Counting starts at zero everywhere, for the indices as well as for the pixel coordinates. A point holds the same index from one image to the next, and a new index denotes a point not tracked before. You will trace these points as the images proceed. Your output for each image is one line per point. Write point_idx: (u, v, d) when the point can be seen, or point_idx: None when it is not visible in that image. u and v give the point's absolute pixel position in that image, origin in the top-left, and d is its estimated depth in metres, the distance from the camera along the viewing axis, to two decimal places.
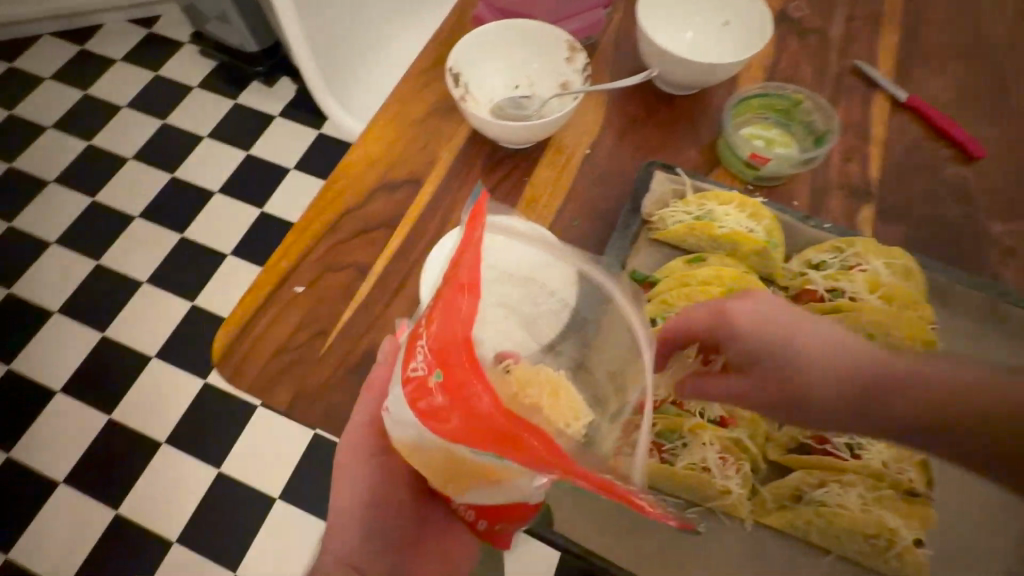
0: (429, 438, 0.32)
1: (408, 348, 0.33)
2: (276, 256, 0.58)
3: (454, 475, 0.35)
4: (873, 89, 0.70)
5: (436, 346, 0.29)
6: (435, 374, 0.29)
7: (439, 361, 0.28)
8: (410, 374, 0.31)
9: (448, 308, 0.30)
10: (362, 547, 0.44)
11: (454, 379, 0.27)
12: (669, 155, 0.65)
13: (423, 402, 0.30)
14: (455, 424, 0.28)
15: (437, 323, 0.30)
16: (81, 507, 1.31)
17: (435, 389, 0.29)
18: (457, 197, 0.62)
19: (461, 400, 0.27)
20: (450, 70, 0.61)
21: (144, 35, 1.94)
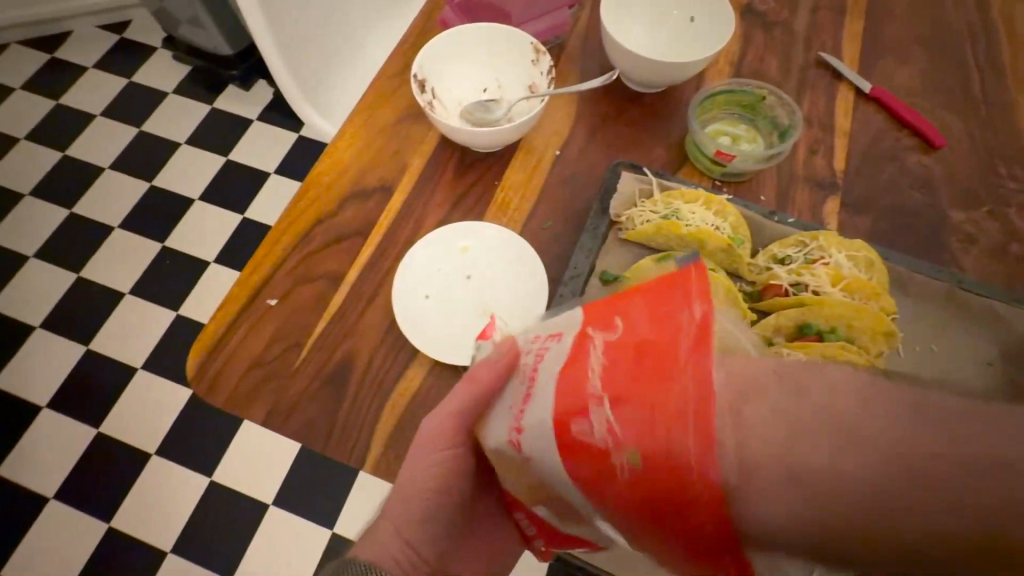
0: (557, 482, 0.32)
1: (564, 390, 0.30)
2: (248, 270, 0.58)
3: (553, 507, 0.37)
4: (838, 81, 0.71)
5: (632, 428, 0.27)
6: (629, 456, 0.27)
7: (639, 446, 0.26)
8: (583, 432, 0.28)
9: (651, 387, 0.27)
10: (423, 538, 0.43)
11: (658, 482, 0.26)
12: (638, 153, 0.65)
13: (592, 469, 0.28)
14: (627, 502, 0.28)
15: (634, 404, 0.27)
16: (73, 521, 1.30)
17: (620, 468, 0.27)
18: (429, 202, 0.62)
19: (657, 499, 0.26)
20: (416, 76, 0.61)
21: (115, 41, 1.90)
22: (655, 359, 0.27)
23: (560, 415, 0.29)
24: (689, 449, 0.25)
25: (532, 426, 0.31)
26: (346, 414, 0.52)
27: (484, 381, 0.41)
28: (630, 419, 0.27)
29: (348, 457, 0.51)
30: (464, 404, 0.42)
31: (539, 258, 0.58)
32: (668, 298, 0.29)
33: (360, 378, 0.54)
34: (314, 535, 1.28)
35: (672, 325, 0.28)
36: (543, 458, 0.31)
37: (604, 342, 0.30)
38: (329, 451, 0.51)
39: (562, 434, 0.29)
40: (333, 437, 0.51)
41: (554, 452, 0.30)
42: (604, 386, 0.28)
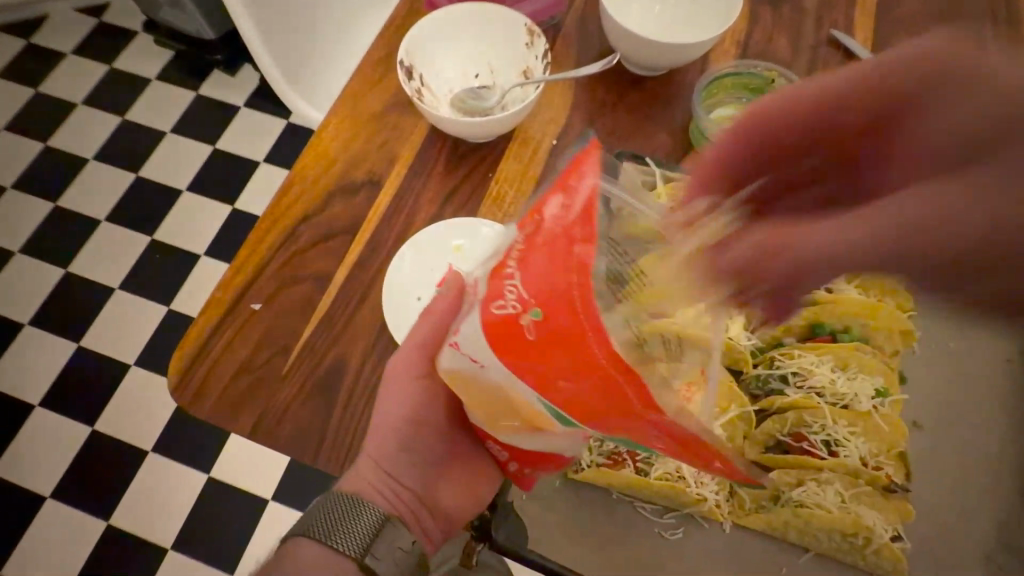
0: (492, 372, 0.33)
1: (489, 282, 0.33)
2: (231, 271, 0.55)
3: (501, 420, 0.37)
4: (851, 60, 0.67)
5: (534, 285, 0.29)
6: (532, 313, 0.29)
7: (540, 303, 0.29)
8: (495, 309, 0.31)
9: (550, 247, 0.29)
10: (391, 458, 0.43)
11: (556, 329, 0.28)
12: (640, 142, 0.62)
13: (512, 345, 0.30)
14: (544, 369, 0.30)
15: (534, 264, 0.30)
16: (72, 519, 1.30)
17: (528, 329, 0.29)
18: (420, 197, 0.59)
19: (561, 347, 0.28)
20: (402, 63, 0.57)
21: (94, 25, 1.83)
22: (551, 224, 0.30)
23: (483, 301, 0.32)
24: (574, 289, 0.28)
25: (466, 331, 0.33)
26: (338, 422, 0.50)
27: (442, 310, 0.41)
28: (534, 281, 0.29)
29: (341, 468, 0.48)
30: (429, 331, 0.42)
31: None
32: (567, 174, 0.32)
33: (351, 385, 0.51)
34: None
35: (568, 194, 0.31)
36: (478, 355, 0.33)
37: (518, 233, 0.33)
38: (321, 462, 0.49)
39: (484, 318, 0.31)
40: (326, 447, 0.49)
41: (486, 345, 0.32)
42: (514, 261, 0.31)
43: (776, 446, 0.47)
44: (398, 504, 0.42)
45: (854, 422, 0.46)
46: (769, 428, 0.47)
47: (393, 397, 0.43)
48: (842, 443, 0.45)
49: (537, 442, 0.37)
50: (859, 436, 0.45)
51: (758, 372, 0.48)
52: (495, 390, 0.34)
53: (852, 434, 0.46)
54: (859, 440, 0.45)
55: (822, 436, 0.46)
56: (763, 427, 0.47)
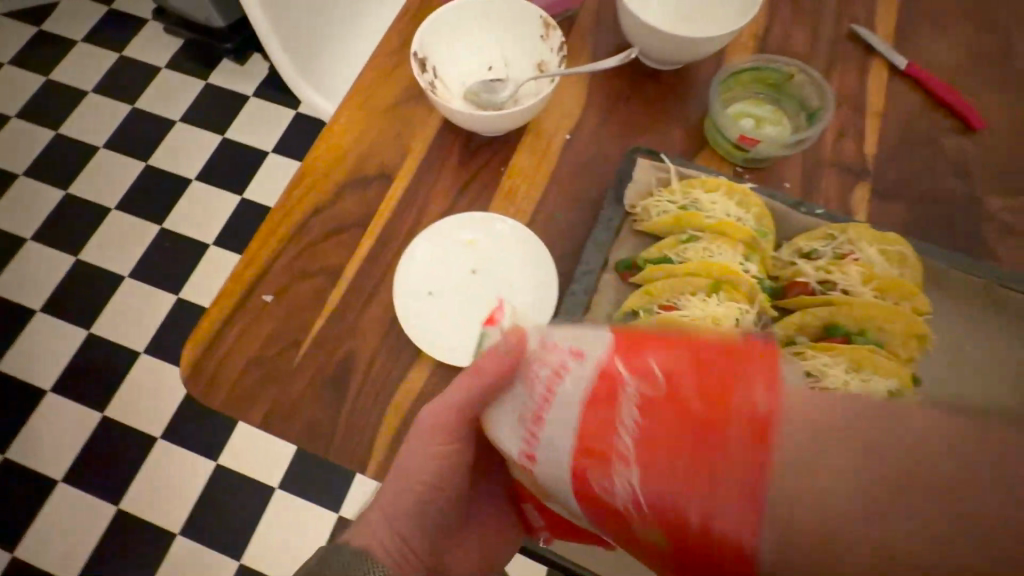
0: (566, 507, 0.32)
1: (590, 440, 0.28)
2: (243, 263, 0.55)
3: (562, 515, 0.36)
4: (871, 56, 0.66)
5: (659, 490, 0.26)
6: (656, 531, 0.27)
7: (676, 501, 0.26)
8: (606, 495, 0.28)
9: (694, 453, 0.26)
10: (410, 517, 0.44)
11: (683, 549, 0.26)
12: (654, 137, 0.61)
13: (611, 519, 0.29)
14: (640, 545, 0.29)
15: (659, 469, 0.26)
16: (83, 503, 1.32)
17: (642, 529, 0.27)
18: (432, 190, 0.59)
19: (682, 558, 0.27)
20: (416, 54, 0.56)
21: (105, 13, 1.83)
22: (701, 433, 0.26)
23: (577, 452, 0.28)
24: (738, 531, 0.24)
25: (541, 459, 0.30)
26: (348, 415, 0.50)
27: (489, 373, 0.37)
28: (658, 488, 0.26)
29: (349, 463, 0.49)
30: (468, 400, 0.39)
31: (542, 251, 0.55)
32: (746, 385, 0.26)
33: (361, 379, 0.51)
34: (324, 519, 1.28)
35: (725, 400, 0.26)
36: (556, 493, 0.31)
37: (635, 388, 0.28)
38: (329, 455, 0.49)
39: (576, 474, 0.28)
40: (335, 441, 0.49)
41: (572, 495, 0.29)
42: (636, 442, 0.27)
43: None
44: (406, 566, 0.41)
45: None
46: None
47: (418, 458, 0.44)
48: None
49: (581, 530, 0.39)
50: None
51: None
52: (566, 510, 0.33)
53: None
54: None
55: None
56: None
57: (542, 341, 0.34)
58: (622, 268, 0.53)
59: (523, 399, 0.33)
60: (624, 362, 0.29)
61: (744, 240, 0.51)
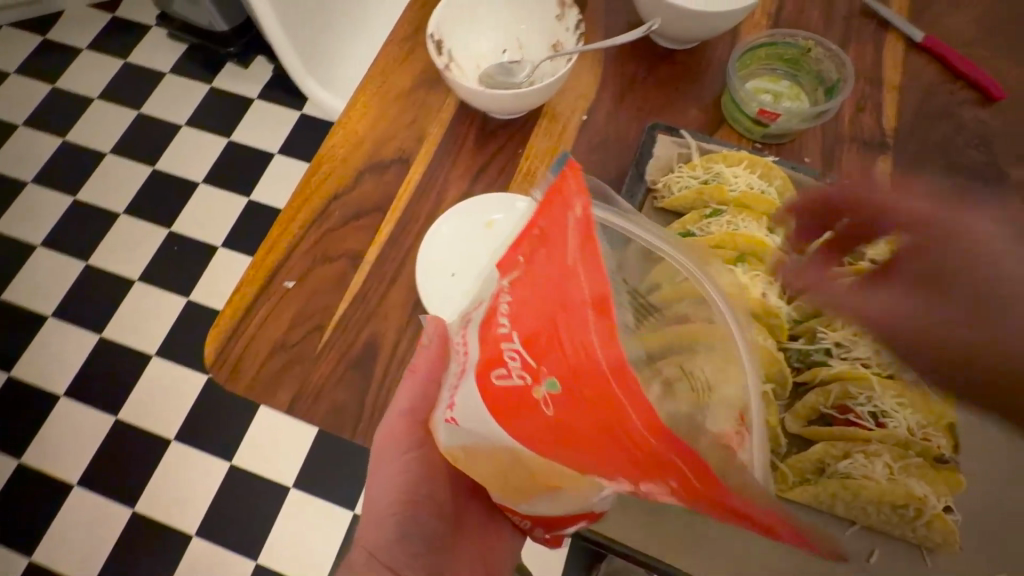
0: (495, 446, 0.31)
1: (480, 348, 0.30)
2: (263, 249, 0.55)
3: (514, 485, 0.34)
4: (886, 31, 0.65)
5: (541, 355, 0.26)
6: (547, 386, 0.26)
7: (551, 361, 0.26)
8: (502, 384, 0.28)
9: (546, 296, 0.27)
10: (394, 551, 0.45)
11: (577, 397, 0.25)
12: (669, 118, 0.61)
13: (515, 412, 0.28)
14: (568, 442, 0.27)
15: (531, 336, 0.27)
16: (99, 506, 1.32)
17: (544, 404, 0.26)
18: (449, 174, 0.59)
19: (585, 413, 0.25)
20: (433, 36, 0.56)
21: (109, 20, 1.84)
22: (547, 268, 0.27)
23: (478, 367, 0.29)
24: (599, 362, 0.24)
25: (462, 400, 0.32)
26: (375, 396, 0.50)
27: (425, 369, 0.44)
28: (539, 351, 0.26)
29: None
30: (413, 402, 0.44)
31: None
32: (548, 213, 0.28)
33: (387, 361, 0.51)
34: (340, 517, 1.28)
35: (554, 231, 0.27)
36: (482, 427, 0.31)
37: (508, 282, 0.29)
38: (359, 437, 0.48)
39: (482, 386, 0.29)
40: (364, 421, 0.49)
41: (484, 412, 0.29)
42: (508, 317, 0.28)
43: (820, 419, 0.47)
44: None
45: (902, 393, 0.46)
46: (812, 402, 0.47)
47: (386, 476, 0.46)
48: (888, 414, 0.46)
49: (558, 503, 0.35)
50: (906, 408, 0.46)
51: (797, 344, 0.48)
52: (505, 455, 0.31)
53: (900, 406, 0.46)
54: (907, 412, 0.46)
55: (868, 408, 0.46)
56: (806, 400, 0.47)
57: (459, 316, 0.39)
58: None
59: (450, 377, 0.36)
60: (500, 273, 0.32)
61: (768, 214, 0.51)
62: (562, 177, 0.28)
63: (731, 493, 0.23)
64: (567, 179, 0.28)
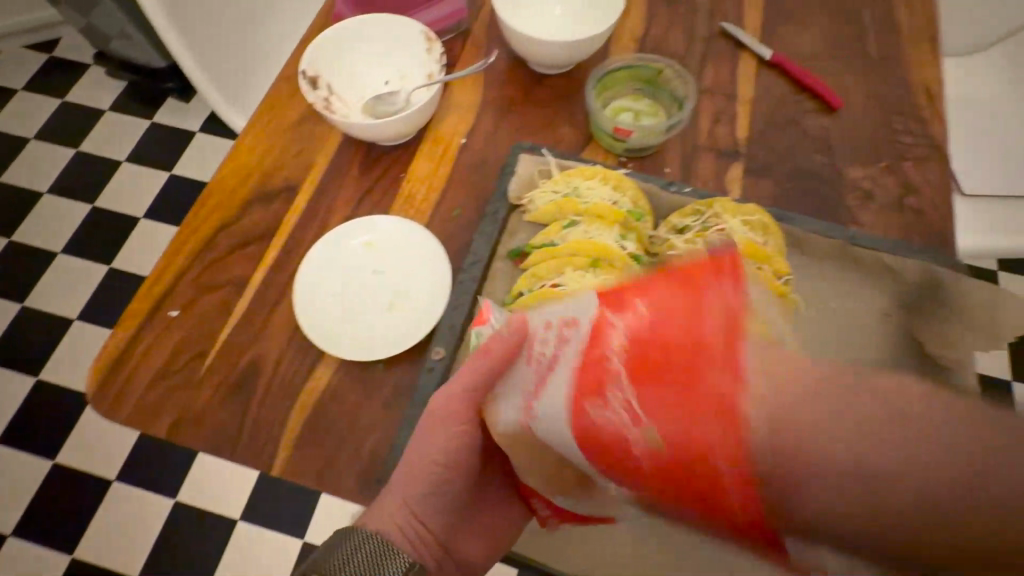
0: (559, 452, 0.33)
1: (582, 369, 0.30)
2: (151, 282, 0.57)
3: (563, 489, 0.38)
4: (741, 50, 0.71)
5: (649, 412, 0.26)
6: (650, 445, 0.26)
7: (659, 424, 0.26)
8: (599, 413, 0.28)
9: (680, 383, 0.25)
10: (427, 507, 0.46)
11: (677, 476, 0.25)
12: (543, 137, 0.65)
13: (601, 446, 0.28)
14: (648, 491, 0.27)
15: (652, 401, 0.26)
16: (36, 554, 1.28)
17: (638, 455, 0.26)
18: (334, 199, 0.62)
19: (681, 487, 0.25)
20: (305, 73, 0.61)
21: (46, 60, 1.84)
22: (688, 341, 0.26)
23: (574, 389, 0.29)
24: (729, 435, 0.23)
25: (545, 412, 0.32)
26: (254, 418, 0.51)
27: (497, 358, 0.41)
28: (652, 407, 0.26)
29: (256, 464, 0.50)
30: (475, 382, 0.42)
31: (437, 248, 0.58)
32: (706, 276, 0.27)
33: (267, 382, 0.53)
34: (288, 547, 1.25)
35: (700, 298, 0.27)
36: (555, 443, 0.32)
37: (622, 317, 0.30)
38: (237, 457, 0.50)
39: (573, 410, 0.29)
40: (242, 443, 0.50)
41: (564, 430, 0.30)
42: (622, 357, 0.28)
43: None
44: (420, 548, 0.44)
45: None
46: None
47: (432, 442, 0.45)
48: None
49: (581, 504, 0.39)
50: None
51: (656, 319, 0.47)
52: (559, 457, 0.34)
53: None
54: None
55: None
56: None
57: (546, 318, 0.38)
58: (511, 257, 0.57)
59: (523, 378, 0.37)
60: (611, 306, 0.31)
61: (620, 221, 0.55)
62: (716, 267, 0.28)
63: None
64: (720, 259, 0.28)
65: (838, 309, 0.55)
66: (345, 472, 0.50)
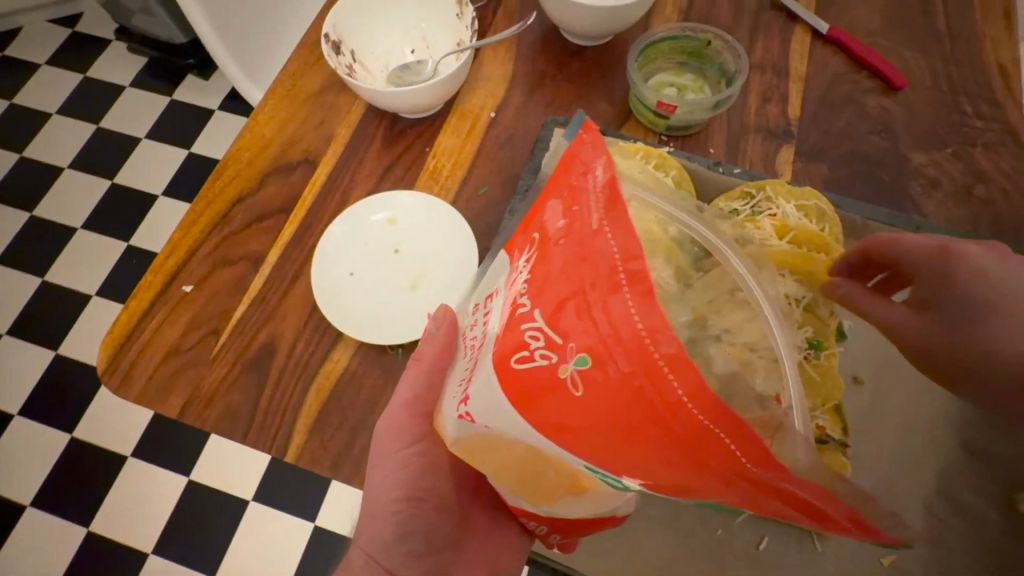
0: (512, 438, 0.29)
1: (502, 330, 0.28)
2: (164, 254, 0.54)
3: (541, 485, 0.33)
4: (794, 23, 0.66)
5: (563, 320, 0.25)
6: (574, 362, 0.25)
7: (569, 323, 0.25)
8: (529, 358, 0.26)
9: (574, 268, 0.26)
10: (397, 550, 0.43)
11: (613, 375, 0.24)
12: (578, 112, 0.61)
13: (537, 393, 0.26)
14: (597, 427, 0.25)
15: (559, 306, 0.26)
16: (54, 526, 1.29)
17: (572, 382, 0.25)
18: (356, 174, 0.58)
19: (619, 390, 0.24)
20: (328, 36, 0.58)
21: (68, 35, 1.83)
22: (572, 249, 0.27)
23: (496, 354, 0.28)
24: (630, 314, 0.23)
25: (478, 391, 0.29)
26: (269, 401, 0.49)
27: (430, 359, 0.41)
28: (563, 322, 0.25)
29: (271, 449, 0.47)
30: (416, 392, 0.42)
31: (466, 229, 0.55)
32: (572, 180, 0.29)
33: (284, 362, 0.50)
34: (300, 531, 1.24)
35: (578, 197, 0.28)
36: (501, 418, 0.29)
37: (524, 262, 0.30)
38: (250, 441, 0.48)
39: (502, 372, 0.28)
40: (256, 425, 0.48)
41: (502, 399, 0.28)
42: (528, 291, 0.28)
43: None
44: None
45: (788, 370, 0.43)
46: None
47: (388, 471, 0.43)
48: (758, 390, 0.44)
49: (582, 503, 0.34)
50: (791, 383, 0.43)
51: None
52: (526, 449, 0.30)
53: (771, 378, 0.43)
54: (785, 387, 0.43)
55: None
56: None
57: (470, 306, 0.39)
58: None
59: (460, 373, 0.35)
60: (517, 251, 0.32)
61: None
62: (578, 144, 0.30)
63: (791, 479, 0.22)
64: (586, 147, 0.29)
65: None
66: (361, 463, 0.47)
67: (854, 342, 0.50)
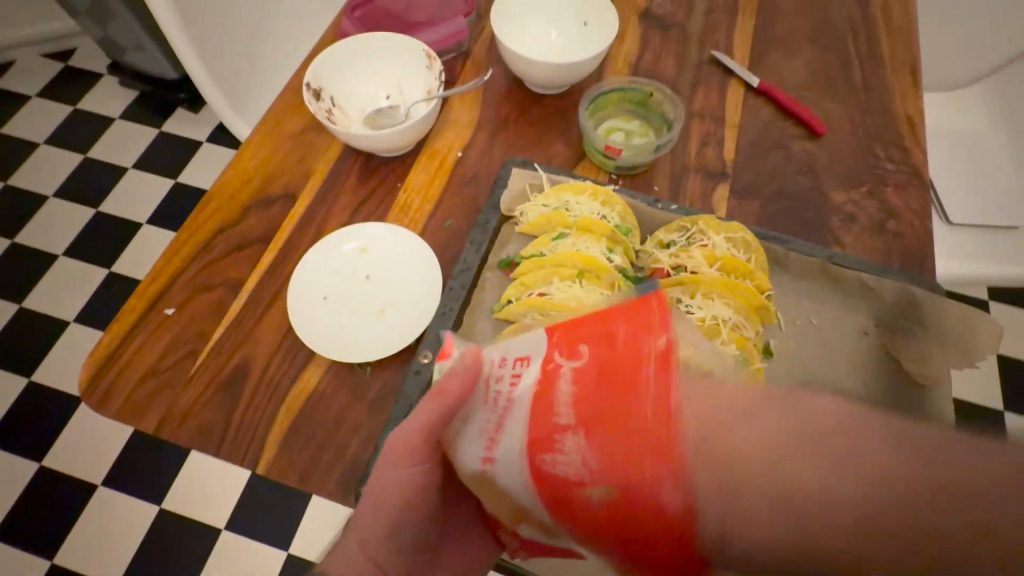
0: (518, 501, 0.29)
1: (536, 425, 0.27)
2: (148, 280, 0.58)
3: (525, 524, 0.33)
4: (730, 76, 0.74)
5: (602, 462, 0.25)
6: (602, 494, 0.25)
7: (613, 470, 0.25)
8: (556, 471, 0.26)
9: (628, 419, 0.24)
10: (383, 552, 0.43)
11: (635, 524, 0.24)
12: (537, 153, 0.67)
13: (559, 497, 0.26)
14: (609, 538, 0.26)
15: (605, 443, 0.25)
16: (15, 560, 1.25)
17: (591, 504, 0.25)
18: (332, 206, 0.63)
19: (641, 536, 0.24)
20: (310, 84, 0.65)
21: (61, 69, 1.89)
22: (628, 389, 0.25)
23: (529, 444, 0.27)
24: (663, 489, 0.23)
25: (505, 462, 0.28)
26: (241, 418, 0.52)
27: (453, 396, 0.34)
28: (607, 454, 0.25)
29: (242, 463, 0.50)
30: (432, 422, 0.37)
31: (431, 257, 0.60)
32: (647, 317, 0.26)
33: (257, 382, 0.54)
34: (272, 560, 1.23)
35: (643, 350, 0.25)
36: (514, 489, 0.28)
37: (573, 359, 0.27)
38: (222, 454, 0.51)
39: (529, 466, 0.27)
40: (227, 440, 0.51)
41: (525, 484, 0.27)
42: (574, 405, 0.26)
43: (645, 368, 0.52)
44: None
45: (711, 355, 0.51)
46: None
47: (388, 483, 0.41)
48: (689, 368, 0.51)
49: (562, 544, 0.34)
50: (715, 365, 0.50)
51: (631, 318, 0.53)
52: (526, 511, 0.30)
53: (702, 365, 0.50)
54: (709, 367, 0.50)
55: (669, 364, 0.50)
56: None
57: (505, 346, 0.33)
58: (502, 265, 0.58)
59: (483, 419, 0.32)
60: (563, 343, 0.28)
61: (607, 235, 0.57)
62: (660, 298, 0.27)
63: None
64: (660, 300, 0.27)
65: (820, 324, 0.57)
66: (328, 475, 0.50)
67: (779, 359, 0.55)
